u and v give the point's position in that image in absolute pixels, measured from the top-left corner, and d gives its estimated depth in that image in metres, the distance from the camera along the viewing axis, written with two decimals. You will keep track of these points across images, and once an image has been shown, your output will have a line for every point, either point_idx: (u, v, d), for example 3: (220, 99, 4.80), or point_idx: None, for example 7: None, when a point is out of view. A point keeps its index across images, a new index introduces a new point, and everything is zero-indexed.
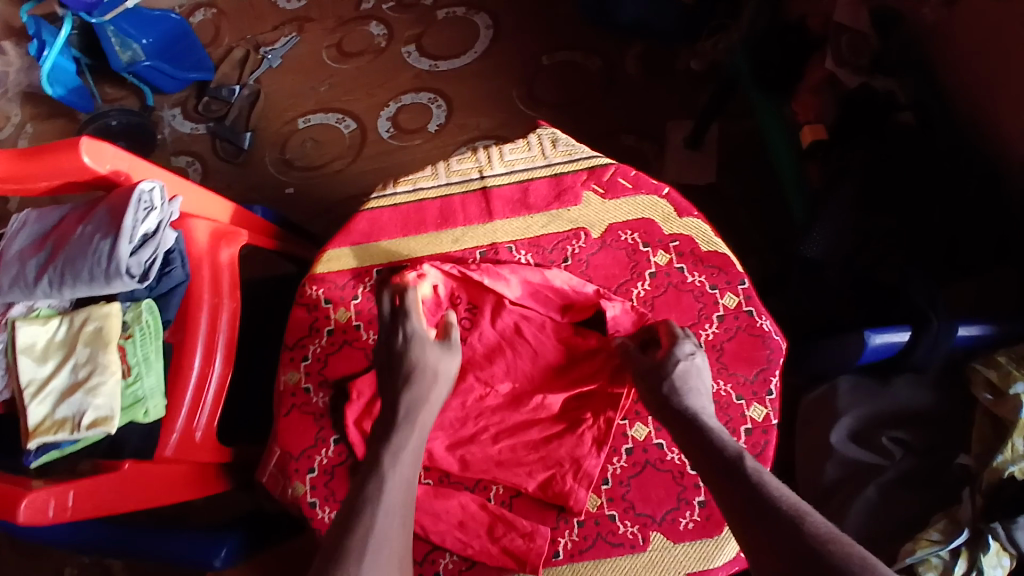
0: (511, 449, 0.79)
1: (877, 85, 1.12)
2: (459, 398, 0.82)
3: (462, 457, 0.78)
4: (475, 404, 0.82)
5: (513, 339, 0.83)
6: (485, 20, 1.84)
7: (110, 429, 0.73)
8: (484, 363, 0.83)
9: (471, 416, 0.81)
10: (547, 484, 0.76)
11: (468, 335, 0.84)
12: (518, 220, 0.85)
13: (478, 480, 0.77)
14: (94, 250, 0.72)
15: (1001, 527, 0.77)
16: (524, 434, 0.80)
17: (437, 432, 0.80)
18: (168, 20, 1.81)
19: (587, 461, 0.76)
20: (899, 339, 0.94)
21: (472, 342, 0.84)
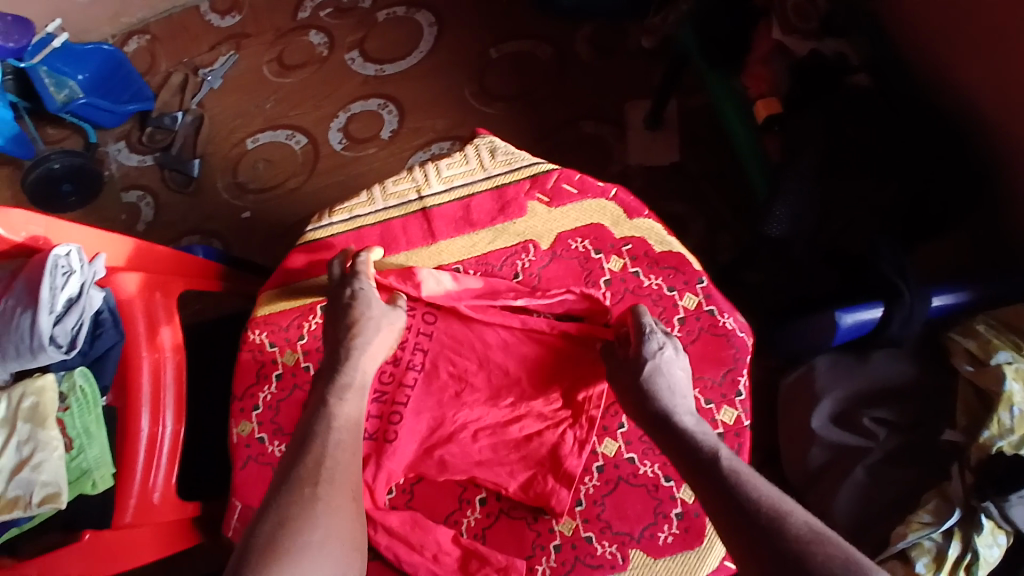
0: (492, 448, 0.75)
1: (827, 50, 1.10)
2: (435, 397, 0.78)
3: (441, 458, 0.74)
4: (451, 402, 0.77)
5: (482, 333, 0.78)
6: (428, 17, 1.78)
7: (59, 505, 0.69)
8: (455, 357, 0.78)
9: (450, 412, 0.77)
10: (528, 484, 0.73)
11: (434, 331, 0.79)
12: (462, 238, 0.81)
13: (462, 480, 0.74)
14: (14, 325, 0.68)
15: (993, 505, 0.75)
16: (505, 432, 0.76)
17: (413, 435, 0.76)
18: (101, 53, 1.74)
19: (568, 460, 0.72)
20: (874, 317, 0.90)
21: (440, 337, 0.79)
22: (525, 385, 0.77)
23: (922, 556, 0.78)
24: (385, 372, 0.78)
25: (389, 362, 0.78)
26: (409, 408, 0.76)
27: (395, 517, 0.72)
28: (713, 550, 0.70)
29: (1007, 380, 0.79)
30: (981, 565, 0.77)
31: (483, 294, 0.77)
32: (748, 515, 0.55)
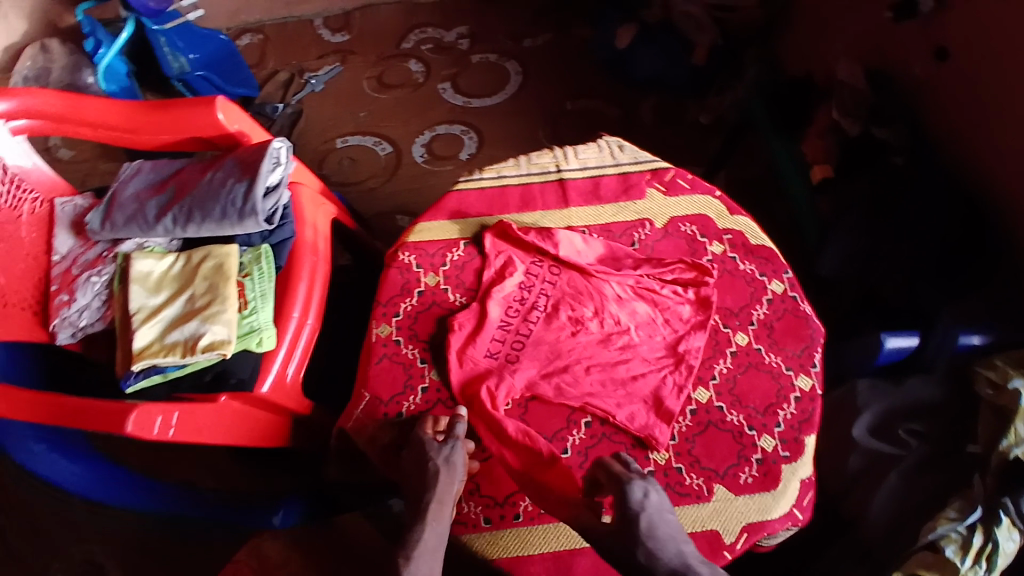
0: (602, 382, 0.85)
1: (875, 134, 1.28)
2: (553, 333, 0.88)
3: (557, 384, 0.84)
4: (567, 340, 0.87)
5: (601, 286, 0.89)
6: (515, 67, 2.03)
7: (225, 353, 0.75)
8: (575, 303, 0.89)
9: (565, 350, 0.86)
10: (633, 418, 0.82)
11: (560, 279, 0.90)
12: (591, 207, 0.96)
13: (574, 405, 0.83)
14: (228, 191, 0.79)
15: (1010, 501, 0.88)
16: (614, 370, 0.85)
17: (533, 362, 0.86)
18: (215, 41, 1.94)
19: (667, 400, 0.83)
20: (909, 344, 1.08)
21: (563, 287, 0.90)
22: (633, 333, 0.88)
23: (950, 545, 0.87)
24: (514, 307, 0.89)
25: (518, 298, 0.89)
26: (533, 340, 0.87)
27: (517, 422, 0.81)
28: (786, 495, 0.80)
29: (1022, 399, 0.92)
30: (1000, 555, 0.86)
31: (605, 257, 0.92)
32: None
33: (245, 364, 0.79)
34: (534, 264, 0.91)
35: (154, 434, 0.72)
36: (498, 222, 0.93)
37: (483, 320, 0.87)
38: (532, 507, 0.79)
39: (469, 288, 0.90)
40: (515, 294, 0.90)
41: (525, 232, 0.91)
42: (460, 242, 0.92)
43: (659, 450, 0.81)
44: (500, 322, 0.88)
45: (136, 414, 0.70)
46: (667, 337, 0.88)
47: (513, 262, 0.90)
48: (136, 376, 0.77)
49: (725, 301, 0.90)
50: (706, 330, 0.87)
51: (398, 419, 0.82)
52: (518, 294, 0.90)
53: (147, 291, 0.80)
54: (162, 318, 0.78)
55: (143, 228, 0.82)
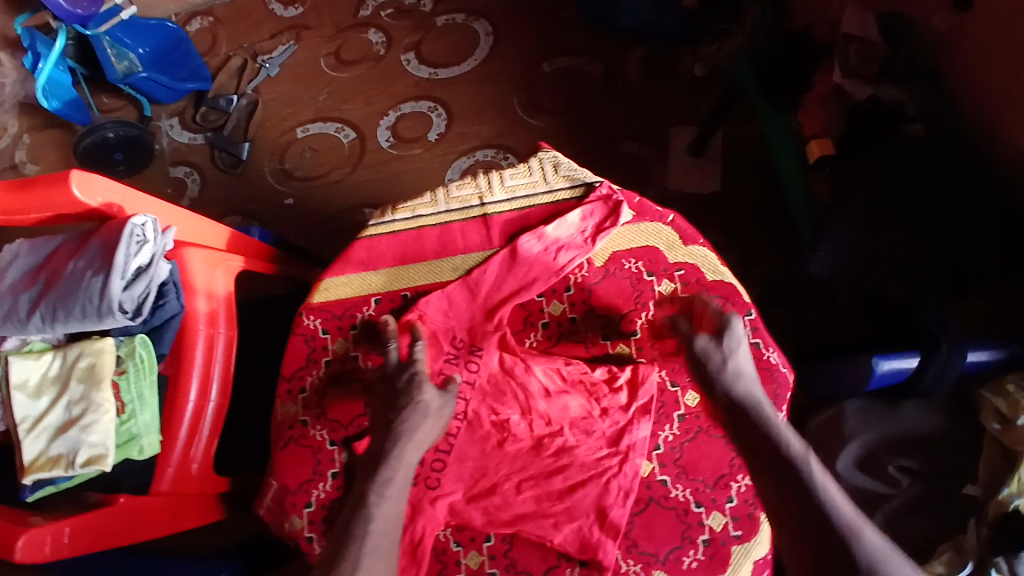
0: (536, 500, 0.74)
1: (884, 100, 1.10)
2: (477, 445, 0.77)
3: (485, 509, 0.74)
4: (493, 451, 0.77)
5: (523, 380, 0.77)
6: (485, 26, 1.82)
7: (104, 468, 0.72)
8: (498, 404, 0.77)
9: (491, 465, 0.76)
10: (575, 537, 0.72)
11: (477, 378, 0.77)
12: (528, 239, 0.80)
13: (507, 534, 0.73)
14: (85, 287, 0.71)
15: (1004, 561, 0.77)
16: (548, 483, 0.74)
17: (457, 482, 0.75)
18: (164, 29, 1.78)
19: (613, 511, 0.72)
20: (907, 367, 0.91)
21: (481, 385, 0.77)
22: (567, 434, 0.76)
23: None
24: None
25: None
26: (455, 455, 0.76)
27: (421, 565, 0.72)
28: None
29: None
30: None
31: (534, 343, 0.80)
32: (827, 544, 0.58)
33: (132, 471, 0.79)
34: (448, 362, 0.78)
35: (47, 554, 0.72)
36: (416, 287, 0.83)
37: None
38: None
39: (381, 354, 0.81)
40: None
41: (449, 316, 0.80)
42: (371, 299, 0.82)
43: (619, 555, 0.72)
44: None
45: (24, 540, 0.70)
46: (607, 432, 0.75)
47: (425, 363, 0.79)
48: (30, 488, 0.74)
49: (673, 354, 0.78)
50: (651, 415, 0.75)
51: (307, 509, 0.77)
52: None
53: (30, 397, 0.75)
54: (46, 427, 0.74)
55: (16, 326, 0.75)
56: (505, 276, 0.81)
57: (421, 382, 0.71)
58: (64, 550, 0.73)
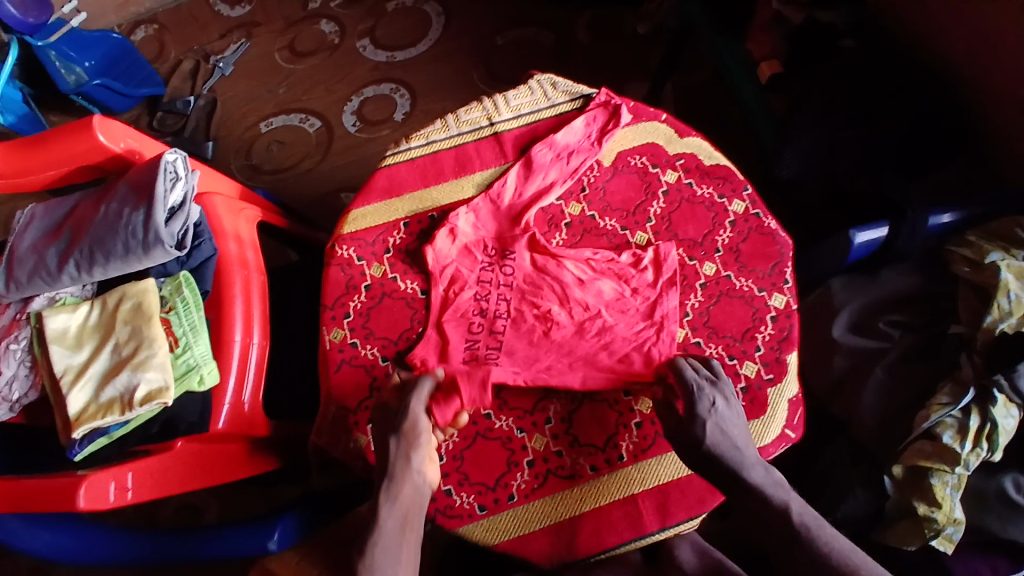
0: (587, 376, 0.80)
1: (821, 18, 1.23)
2: (524, 337, 0.82)
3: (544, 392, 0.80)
4: (540, 341, 0.82)
5: (558, 274, 0.83)
6: (435, 7, 1.88)
7: (166, 400, 0.72)
8: (538, 299, 0.83)
9: (541, 353, 0.81)
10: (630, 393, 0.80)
11: (514, 280, 0.84)
12: (540, 148, 0.87)
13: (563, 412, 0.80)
14: (126, 223, 0.72)
15: (1003, 378, 0.87)
16: (596, 361, 0.80)
17: (513, 371, 0.80)
18: (109, 40, 1.76)
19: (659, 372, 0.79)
20: (880, 235, 1.04)
21: (519, 285, 0.84)
22: (605, 315, 0.82)
23: (947, 431, 0.87)
24: (467, 321, 0.82)
25: (478, 311, 0.83)
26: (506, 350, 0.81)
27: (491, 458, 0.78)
28: (776, 417, 0.79)
29: (1003, 273, 0.92)
30: (1000, 433, 0.87)
31: (561, 241, 0.86)
32: None
33: (193, 405, 0.77)
34: (484, 270, 0.85)
35: (112, 501, 0.75)
36: (440, 207, 0.87)
37: (447, 345, 0.81)
38: (525, 485, 0.77)
39: (418, 273, 0.84)
40: (473, 307, 0.83)
41: (478, 227, 0.86)
42: (400, 223, 0.86)
43: None
44: (464, 343, 0.82)
45: (86, 486, 0.73)
46: (641, 308, 0.82)
47: (460, 272, 0.84)
48: (80, 443, 0.74)
49: (687, 233, 0.85)
50: (677, 285, 0.82)
51: (370, 425, 0.79)
52: (476, 306, 0.83)
53: (69, 350, 0.75)
54: (91, 377, 0.74)
55: (49, 280, 0.75)
56: (524, 184, 0.87)
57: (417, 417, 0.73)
58: (127, 496, 0.76)
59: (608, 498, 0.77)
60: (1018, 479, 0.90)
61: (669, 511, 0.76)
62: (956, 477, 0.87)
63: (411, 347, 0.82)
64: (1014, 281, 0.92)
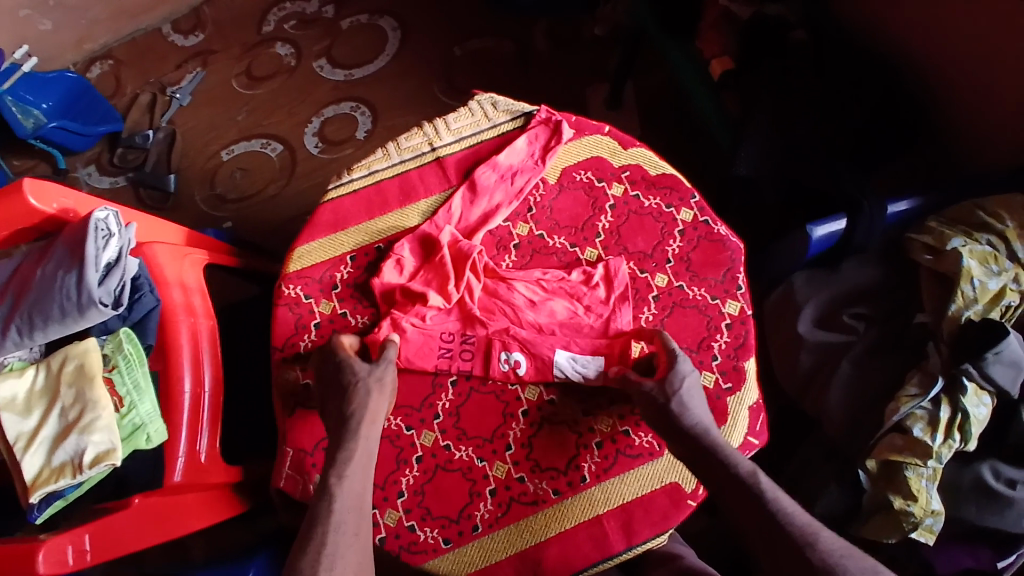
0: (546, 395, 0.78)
1: (769, 11, 1.22)
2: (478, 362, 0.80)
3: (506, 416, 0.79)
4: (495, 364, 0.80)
5: (509, 297, 0.82)
6: (391, 22, 1.86)
7: (114, 462, 0.70)
8: (489, 324, 0.82)
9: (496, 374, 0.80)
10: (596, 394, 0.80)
11: (464, 306, 0.83)
12: (483, 170, 0.86)
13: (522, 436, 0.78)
14: (60, 286, 0.71)
15: (972, 367, 0.86)
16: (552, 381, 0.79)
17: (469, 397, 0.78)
18: (65, 80, 1.73)
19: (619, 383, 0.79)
20: (839, 228, 1.01)
21: (470, 311, 0.82)
22: (558, 335, 0.81)
23: (917, 423, 0.87)
24: (418, 350, 0.80)
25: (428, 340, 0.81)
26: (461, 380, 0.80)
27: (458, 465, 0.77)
28: (738, 426, 0.78)
29: (964, 259, 0.91)
30: (972, 423, 0.86)
31: (510, 263, 0.84)
32: (788, 544, 0.63)
33: (144, 466, 0.76)
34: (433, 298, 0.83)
35: (71, 564, 0.73)
36: (386, 237, 0.86)
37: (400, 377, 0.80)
38: (488, 514, 0.76)
39: (367, 306, 0.83)
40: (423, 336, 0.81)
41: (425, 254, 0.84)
42: (346, 257, 0.85)
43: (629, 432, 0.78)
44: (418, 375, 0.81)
45: (43, 551, 0.72)
46: (595, 325, 0.81)
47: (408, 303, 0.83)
48: (38, 508, 0.73)
49: (637, 245, 0.84)
50: (630, 300, 0.81)
51: None
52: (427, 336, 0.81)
53: (19, 416, 0.74)
54: (43, 441, 0.73)
55: None
56: (469, 208, 0.86)
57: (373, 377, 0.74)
58: (87, 557, 0.75)
59: (573, 522, 0.76)
60: (997, 466, 0.88)
61: (635, 529, 0.75)
62: (931, 469, 0.86)
63: None
64: (977, 266, 0.91)
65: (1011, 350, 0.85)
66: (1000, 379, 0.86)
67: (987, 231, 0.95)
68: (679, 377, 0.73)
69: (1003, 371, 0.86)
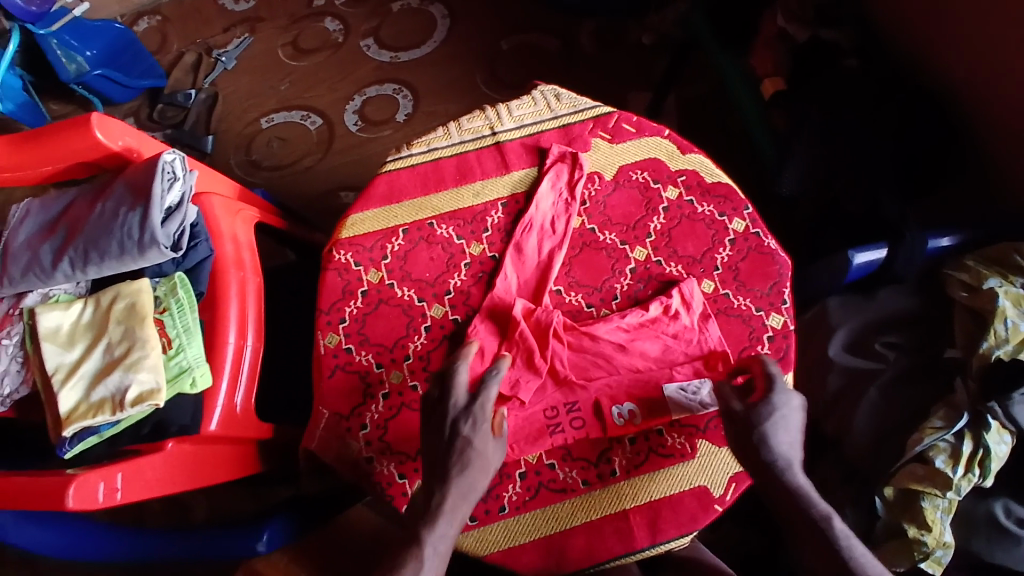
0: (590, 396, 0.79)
1: (825, 37, 1.24)
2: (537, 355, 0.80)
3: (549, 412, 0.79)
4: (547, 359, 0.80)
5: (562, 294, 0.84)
6: (440, 9, 1.88)
7: (157, 403, 0.71)
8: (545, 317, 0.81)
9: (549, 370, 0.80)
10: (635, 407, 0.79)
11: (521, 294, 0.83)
12: (561, 168, 0.87)
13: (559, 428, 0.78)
14: (122, 222, 0.73)
15: (998, 406, 0.88)
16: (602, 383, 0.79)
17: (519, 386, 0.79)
18: (112, 30, 1.74)
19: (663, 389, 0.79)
20: (879, 256, 1.03)
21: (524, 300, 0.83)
22: (616, 338, 0.80)
23: (940, 455, 0.88)
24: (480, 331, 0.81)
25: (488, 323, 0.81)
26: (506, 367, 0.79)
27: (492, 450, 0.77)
28: None
29: (1000, 299, 0.92)
30: (992, 459, 0.87)
31: (566, 258, 0.85)
32: None
33: (184, 409, 0.76)
34: (480, 278, 0.84)
35: (101, 502, 0.71)
36: (440, 215, 0.87)
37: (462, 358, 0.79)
38: (516, 497, 0.77)
39: (415, 279, 0.84)
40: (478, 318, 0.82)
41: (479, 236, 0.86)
42: (399, 230, 0.86)
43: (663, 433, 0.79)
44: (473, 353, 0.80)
45: (76, 485, 0.69)
46: (655, 332, 0.81)
47: (457, 282, 0.84)
48: (69, 441, 0.73)
49: (687, 249, 0.85)
50: (687, 307, 0.81)
51: (362, 432, 0.78)
52: (484, 319, 0.81)
53: (61, 348, 0.75)
54: (83, 376, 0.73)
55: (41, 277, 0.75)
56: (542, 197, 0.86)
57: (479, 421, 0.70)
58: (117, 497, 0.73)
59: (600, 513, 0.76)
60: (1009, 504, 0.89)
61: (661, 527, 0.76)
62: (948, 501, 0.87)
63: (406, 355, 0.81)
64: (1012, 307, 0.92)
65: None
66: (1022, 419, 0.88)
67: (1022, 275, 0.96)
68: (776, 405, 0.71)
69: None
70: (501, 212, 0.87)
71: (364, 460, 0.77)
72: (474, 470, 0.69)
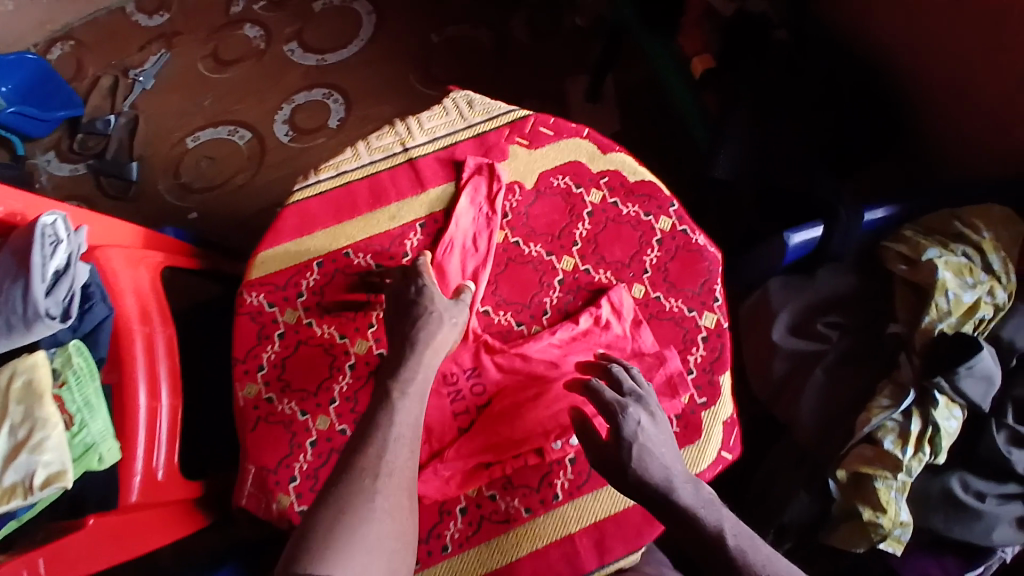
0: (527, 421, 0.75)
1: (752, 8, 1.20)
2: (466, 384, 0.78)
3: (489, 443, 0.75)
4: (476, 387, 0.78)
5: (488, 316, 0.80)
6: (365, 6, 1.79)
7: (67, 484, 0.66)
8: (470, 344, 0.78)
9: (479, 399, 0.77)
10: (569, 427, 0.75)
11: None
12: (477, 181, 0.83)
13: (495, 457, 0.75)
14: (3, 297, 0.67)
15: (944, 381, 0.86)
16: (536, 406, 0.76)
17: (448, 423, 0.76)
18: (26, 62, 1.63)
19: None
20: (815, 234, 1.01)
21: None
22: (548, 357, 0.77)
23: (888, 435, 0.87)
24: None
25: None
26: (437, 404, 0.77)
27: (431, 492, 0.73)
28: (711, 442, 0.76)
29: (938, 271, 0.90)
30: (942, 436, 0.86)
31: (489, 276, 0.81)
32: None
33: (96, 486, 0.73)
34: None
35: None
36: (355, 243, 0.82)
37: None
38: (458, 534, 0.73)
39: (333, 315, 0.80)
40: None
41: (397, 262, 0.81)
42: (312, 264, 0.81)
43: None
44: None
45: None
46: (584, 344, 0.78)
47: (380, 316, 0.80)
48: None
49: (615, 254, 0.82)
50: (617, 315, 0.79)
51: (293, 484, 0.74)
52: None
53: None
54: None
55: None
56: (460, 215, 0.81)
57: (432, 295, 0.73)
58: None
59: (545, 541, 0.74)
60: (965, 478, 0.88)
61: (608, 546, 0.74)
62: (900, 481, 0.86)
63: (331, 398, 0.77)
64: (952, 278, 0.91)
65: (984, 364, 0.85)
66: (971, 392, 0.86)
67: (962, 242, 0.94)
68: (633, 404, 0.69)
69: (974, 385, 0.85)
70: (419, 234, 0.82)
71: (296, 514, 0.73)
72: (427, 351, 0.69)
